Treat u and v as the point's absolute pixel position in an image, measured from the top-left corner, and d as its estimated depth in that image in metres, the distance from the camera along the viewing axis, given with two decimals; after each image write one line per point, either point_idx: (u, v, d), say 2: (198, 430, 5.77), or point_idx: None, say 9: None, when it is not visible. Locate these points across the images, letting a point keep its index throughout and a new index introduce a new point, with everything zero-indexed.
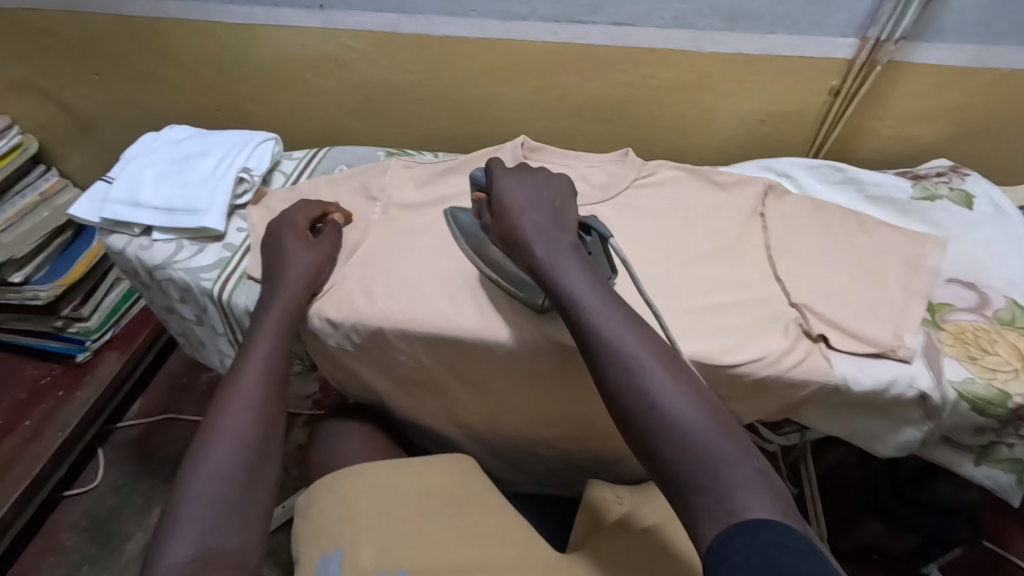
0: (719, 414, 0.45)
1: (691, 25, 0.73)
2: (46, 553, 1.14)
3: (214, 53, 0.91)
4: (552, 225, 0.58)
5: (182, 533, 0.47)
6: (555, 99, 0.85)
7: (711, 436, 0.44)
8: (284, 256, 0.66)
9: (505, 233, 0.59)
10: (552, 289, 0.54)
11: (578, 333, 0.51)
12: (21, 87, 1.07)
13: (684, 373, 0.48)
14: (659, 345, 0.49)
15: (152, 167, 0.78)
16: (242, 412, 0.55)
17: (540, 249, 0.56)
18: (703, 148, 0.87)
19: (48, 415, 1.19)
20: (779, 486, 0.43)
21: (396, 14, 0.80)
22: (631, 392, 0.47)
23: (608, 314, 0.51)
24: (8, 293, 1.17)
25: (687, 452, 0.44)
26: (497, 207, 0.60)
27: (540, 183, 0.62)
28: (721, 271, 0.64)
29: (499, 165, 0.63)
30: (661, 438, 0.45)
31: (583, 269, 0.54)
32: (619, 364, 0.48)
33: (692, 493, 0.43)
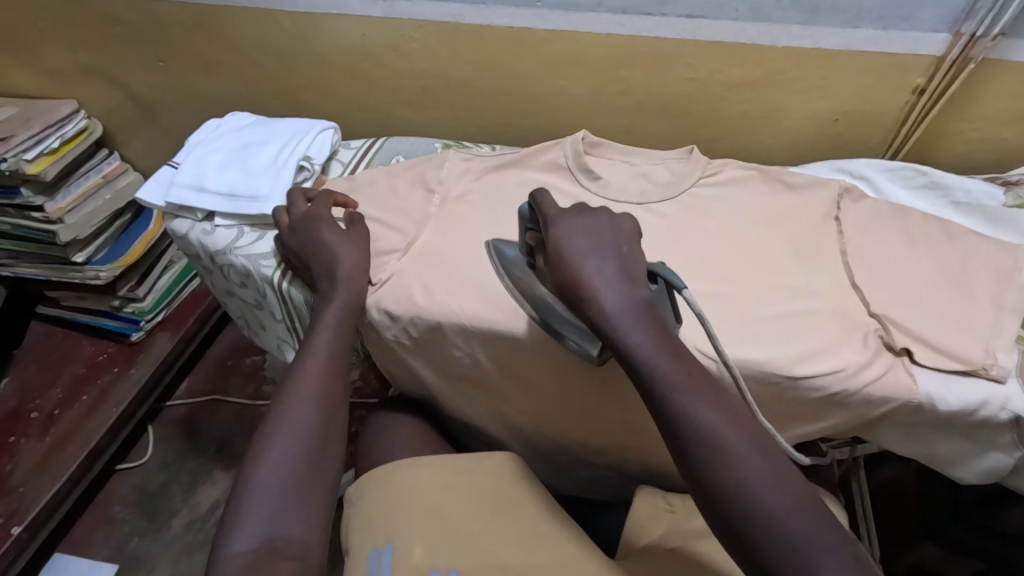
0: (815, 507, 0.42)
1: (767, 17, 0.70)
2: (99, 523, 1.18)
3: (275, 42, 0.92)
4: (619, 278, 0.52)
5: (247, 524, 0.48)
6: (616, 94, 0.83)
7: (814, 538, 0.40)
8: (328, 252, 0.65)
9: (566, 286, 0.53)
10: (624, 355, 0.49)
11: (656, 408, 0.48)
12: (89, 73, 1.10)
13: (774, 457, 0.44)
14: (747, 425, 0.45)
15: (217, 153, 0.79)
16: (306, 403, 0.55)
17: (613, 307, 0.51)
18: (769, 148, 0.84)
19: (104, 391, 1.23)
20: None
21: (459, 4, 0.79)
22: (720, 480, 0.43)
23: (692, 392, 0.46)
24: (70, 272, 1.21)
25: (788, 553, 0.40)
26: (555, 256, 0.54)
27: (600, 227, 0.56)
28: (794, 277, 0.62)
29: (552, 205, 0.58)
30: (758, 535, 0.41)
31: (659, 333, 0.50)
32: (706, 449, 0.44)
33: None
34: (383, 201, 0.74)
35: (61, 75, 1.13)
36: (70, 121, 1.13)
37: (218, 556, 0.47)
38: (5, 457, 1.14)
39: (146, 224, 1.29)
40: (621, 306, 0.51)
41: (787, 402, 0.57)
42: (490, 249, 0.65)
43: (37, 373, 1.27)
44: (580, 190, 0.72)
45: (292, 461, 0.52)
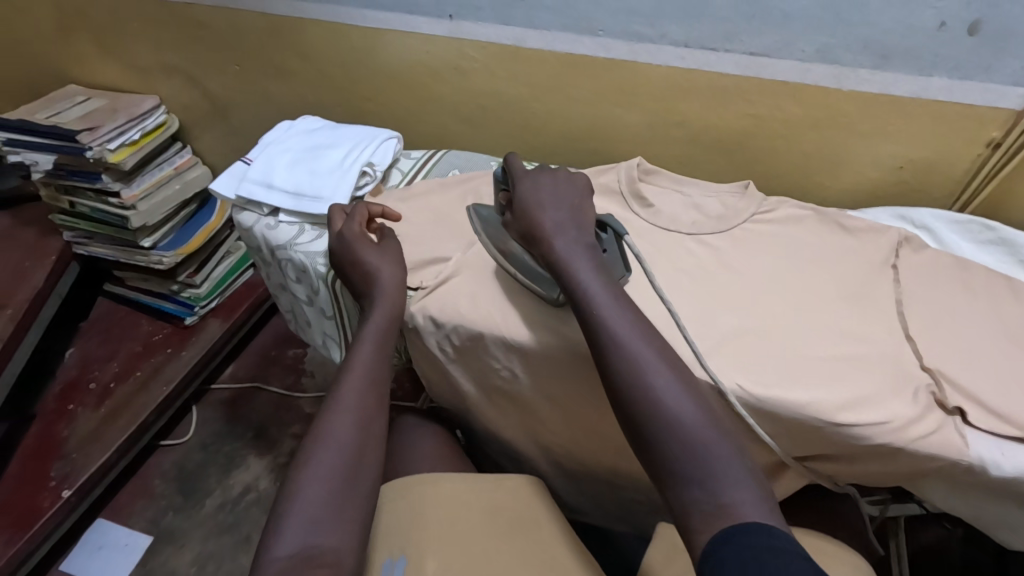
0: (711, 410, 0.49)
1: (835, 60, 0.70)
2: (138, 495, 1.24)
3: (344, 53, 0.97)
4: (569, 223, 0.62)
5: (287, 530, 0.49)
6: (673, 125, 0.83)
7: (701, 430, 0.47)
8: (368, 272, 0.66)
9: (526, 229, 0.63)
10: (565, 283, 0.57)
11: (586, 329, 0.55)
12: (171, 71, 1.18)
13: (683, 371, 0.51)
14: (663, 346, 0.52)
15: (287, 153, 0.84)
16: (348, 416, 0.57)
17: (560, 245, 0.59)
18: (827, 189, 0.82)
19: (156, 369, 1.29)
20: (764, 484, 0.46)
21: (523, 29, 0.81)
22: (634, 389, 0.50)
23: (617, 314, 0.54)
24: (137, 255, 1.28)
25: (684, 451, 0.47)
26: (519, 207, 0.64)
27: (559, 183, 0.65)
28: (845, 322, 0.61)
29: (518, 167, 0.68)
30: (657, 428, 0.48)
31: (598, 271, 0.58)
32: (627, 363, 0.51)
33: (687, 488, 0.46)
34: (437, 213, 0.77)
35: (146, 72, 1.21)
36: (151, 115, 1.21)
37: (260, 562, 0.48)
38: (62, 423, 1.21)
39: (209, 215, 1.35)
40: (569, 246, 0.59)
41: (826, 448, 0.56)
42: (470, 212, 0.72)
43: (98, 347, 1.35)
44: (630, 216, 0.74)
45: (333, 472, 0.52)
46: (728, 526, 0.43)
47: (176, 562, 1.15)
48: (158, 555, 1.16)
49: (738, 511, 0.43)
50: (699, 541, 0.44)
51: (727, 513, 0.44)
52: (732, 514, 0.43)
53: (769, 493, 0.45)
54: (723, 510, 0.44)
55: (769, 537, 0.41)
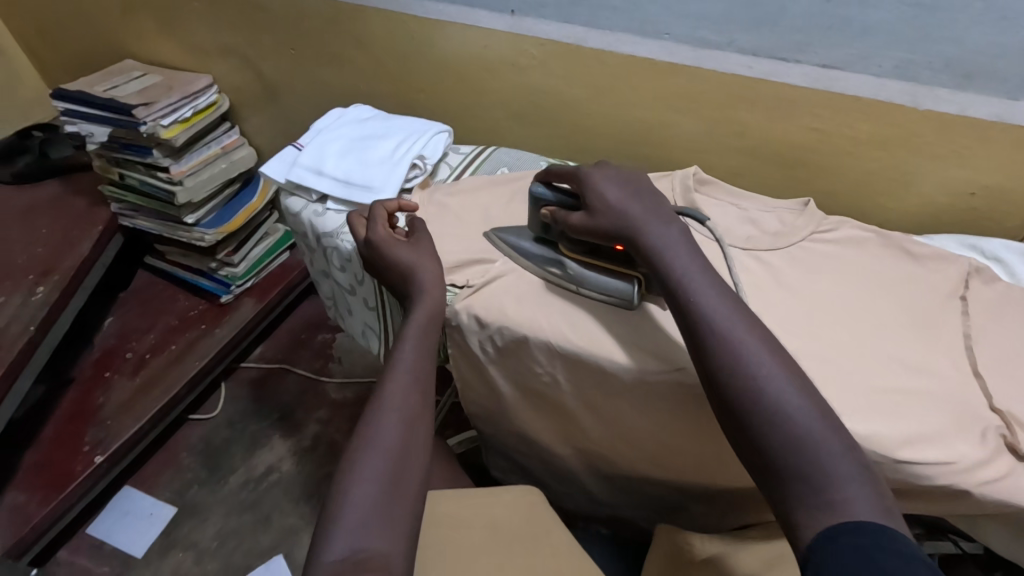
0: (820, 404, 0.46)
1: (913, 78, 0.67)
2: (164, 467, 1.26)
3: (401, 43, 0.97)
4: (655, 213, 0.58)
5: (338, 532, 0.48)
6: (731, 135, 0.81)
7: (811, 424, 0.45)
8: (404, 271, 0.65)
9: (604, 230, 0.59)
10: (660, 273, 0.55)
11: (680, 315, 0.53)
12: (227, 52, 1.19)
13: (788, 364, 0.48)
14: (766, 334, 0.50)
15: (338, 141, 0.84)
16: (393, 416, 0.56)
17: (651, 238, 0.57)
18: (889, 212, 0.79)
19: (191, 344, 1.31)
20: (878, 481, 0.44)
21: (586, 28, 0.80)
22: (736, 379, 0.47)
23: (715, 303, 0.51)
24: (179, 231, 1.30)
25: (792, 445, 0.45)
26: (591, 208, 0.60)
27: (626, 177, 0.62)
28: (908, 353, 0.58)
29: (567, 172, 0.64)
30: (762, 422, 0.46)
31: (691, 257, 0.55)
32: (727, 352, 0.49)
33: (792, 481, 0.44)
34: (485, 210, 0.76)
35: (201, 52, 1.22)
36: (204, 94, 1.22)
37: (310, 564, 0.47)
38: (98, 391, 1.24)
39: (251, 196, 1.36)
40: (661, 238, 0.56)
41: (880, 482, 0.54)
42: (495, 241, 0.71)
43: (136, 318, 1.38)
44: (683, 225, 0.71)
45: (380, 473, 0.52)
46: (839, 522, 0.41)
47: (197, 535, 1.17)
48: (181, 526, 1.18)
49: (851, 509, 0.42)
50: (804, 537, 0.42)
51: (838, 509, 0.42)
52: (844, 510, 0.42)
53: (884, 491, 0.43)
54: (835, 507, 0.42)
55: (889, 541, 0.39)
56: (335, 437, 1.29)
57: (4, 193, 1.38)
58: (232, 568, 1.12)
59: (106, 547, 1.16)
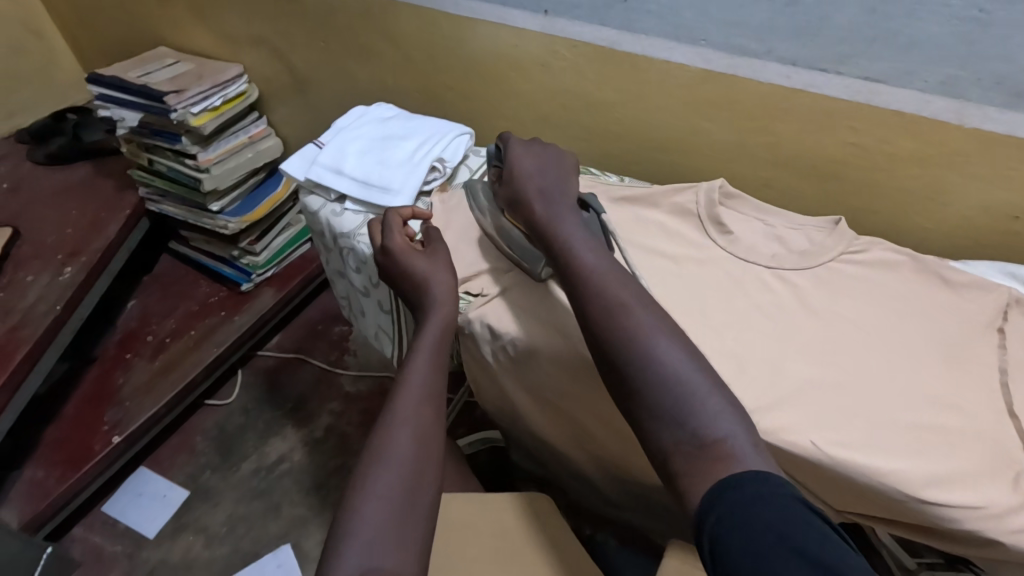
0: (692, 352, 0.50)
1: (959, 94, 0.63)
2: (180, 450, 1.28)
3: (430, 40, 0.96)
4: (555, 189, 0.66)
5: (348, 548, 0.48)
6: (763, 145, 0.78)
7: (681, 368, 0.48)
8: (419, 282, 0.65)
9: (512, 195, 0.67)
10: (550, 235, 0.61)
11: (569, 280, 0.57)
12: (258, 43, 1.20)
13: (665, 319, 0.53)
14: (645, 296, 0.54)
15: (359, 140, 0.83)
16: (405, 429, 0.55)
17: (542, 206, 0.63)
18: (927, 233, 0.75)
19: (210, 331, 1.33)
20: (745, 418, 0.46)
21: (618, 31, 0.78)
22: (613, 336, 0.52)
23: (598, 264, 0.57)
24: (204, 218, 1.31)
25: (668, 391, 0.48)
26: (507, 175, 0.68)
27: (546, 157, 0.70)
28: (938, 388, 0.55)
29: (505, 144, 0.72)
30: (637, 369, 0.49)
31: (582, 229, 0.61)
32: (606, 311, 0.53)
33: (667, 425, 0.47)
34: None
35: (233, 41, 1.23)
36: (233, 83, 1.23)
37: None
38: (119, 372, 1.27)
39: (275, 186, 1.37)
40: (553, 207, 0.63)
41: (903, 521, 0.52)
42: (468, 188, 0.75)
43: (159, 302, 1.40)
44: (707, 241, 0.70)
45: (391, 488, 0.51)
46: (719, 465, 0.43)
47: (207, 520, 1.18)
48: (192, 510, 1.20)
49: (722, 448, 0.44)
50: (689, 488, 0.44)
51: (710, 449, 0.44)
52: (718, 449, 0.44)
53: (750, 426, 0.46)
54: (706, 448, 0.44)
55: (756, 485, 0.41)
56: (346, 429, 1.29)
57: (39, 174, 1.41)
58: (239, 555, 1.14)
59: (120, 526, 1.18)
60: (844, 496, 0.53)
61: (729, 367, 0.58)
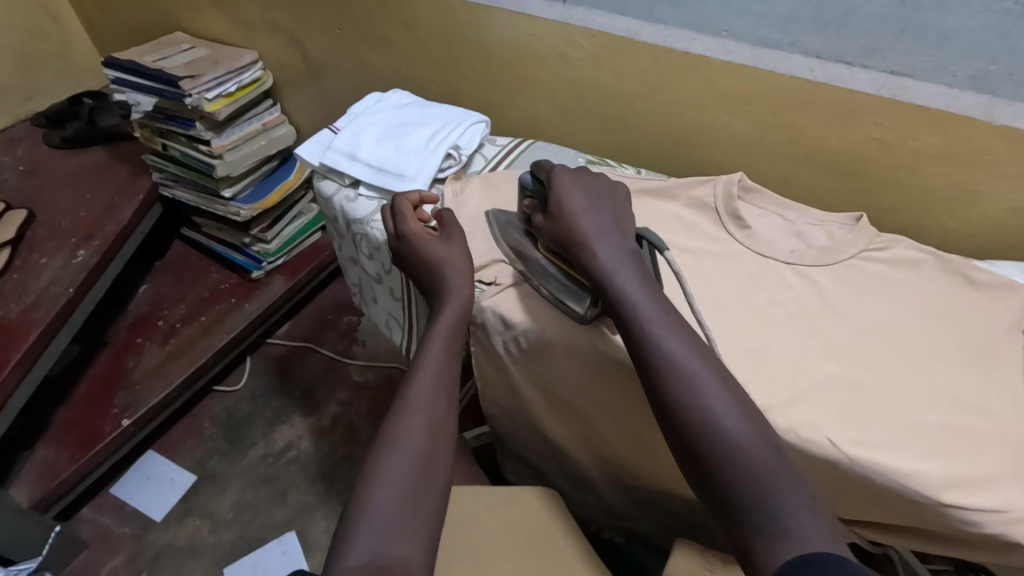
0: (768, 435, 0.47)
1: (990, 90, 0.62)
2: (188, 435, 1.29)
3: (447, 29, 0.95)
4: (611, 232, 0.61)
5: (359, 536, 0.47)
6: (784, 140, 0.77)
7: (762, 456, 0.46)
8: (435, 269, 0.65)
9: (561, 235, 0.61)
10: (609, 289, 0.57)
11: (635, 345, 0.54)
12: (274, 29, 1.19)
13: (739, 394, 0.50)
14: (720, 369, 0.51)
15: (374, 126, 0.82)
16: (419, 417, 0.55)
17: (602, 254, 0.59)
18: (950, 233, 0.74)
19: (220, 317, 1.33)
20: (828, 512, 0.44)
21: (639, 21, 0.77)
22: (690, 415, 0.48)
23: (665, 329, 0.53)
24: (216, 204, 1.31)
25: (745, 476, 0.45)
26: (554, 210, 0.62)
27: (597, 192, 0.65)
28: (961, 389, 0.54)
29: (552, 171, 0.66)
30: (715, 454, 0.47)
31: (644, 285, 0.57)
32: (681, 386, 0.50)
33: (747, 512, 0.44)
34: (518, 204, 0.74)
35: (249, 27, 1.23)
36: (249, 70, 1.22)
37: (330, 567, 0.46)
38: (130, 355, 1.27)
39: (288, 173, 1.37)
40: (612, 255, 0.59)
41: (919, 524, 0.51)
42: (489, 217, 0.71)
43: (170, 287, 1.41)
44: (725, 236, 0.68)
45: (404, 476, 0.51)
46: (796, 555, 0.41)
47: (214, 504, 1.19)
48: (200, 494, 1.20)
49: (801, 536, 0.42)
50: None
51: (791, 538, 0.42)
52: (799, 538, 0.42)
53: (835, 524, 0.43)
54: (787, 534, 0.42)
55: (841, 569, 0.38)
56: (353, 419, 1.30)
57: (55, 157, 1.42)
58: (245, 541, 1.14)
59: (128, 508, 1.19)
60: (859, 497, 0.52)
61: (745, 364, 0.57)
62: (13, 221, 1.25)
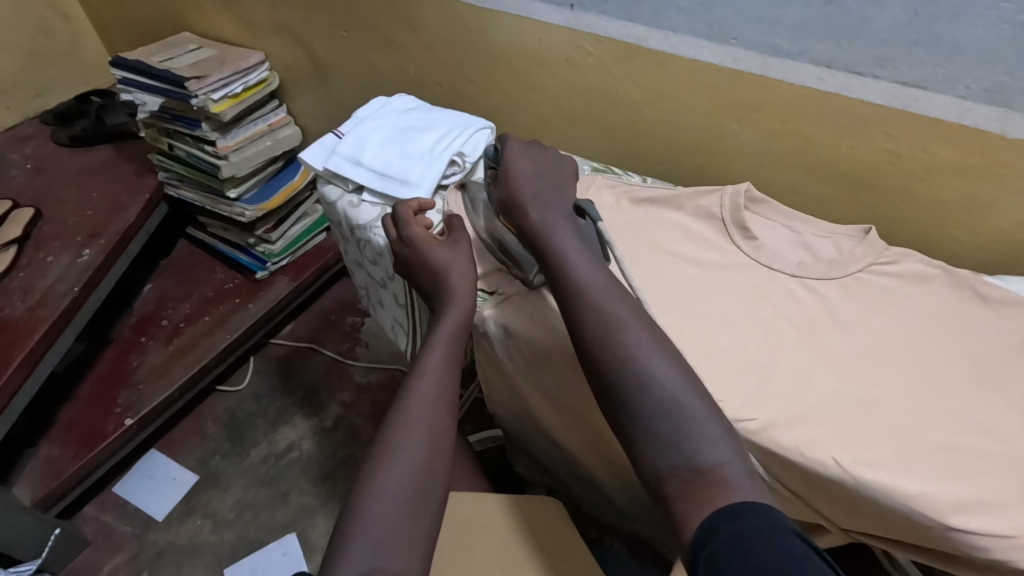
0: (688, 378, 0.50)
1: (1004, 102, 0.61)
2: (191, 434, 1.29)
3: (454, 32, 0.94)
4: (550, 196, 0.64)
5: (354, 550, 0.47)
6: (793, 150, 0.76)
7: (680, 397, 0.48)
8: (438, 274, 0.64)
9: (504, 199, 0.65)
10: (541, 245, 0.59)
11: (562, 297, 0.56)
12: (281, 30, 1.19)
13: (662, 341, 0.52)
14: (639, 313, 0.54)
15: (379, 131, 0.82)
16: (418, 430, 0.54)
17: (536, 213, 0.61)
18: (962, 246, 0.72)
19: (225, 316, 1.33)
20: (740, 449, 0.46)
21: (647, 27, 0.76)
22: (612, 361, 0.51)
23: (592, 280, 0.56)
24: (221, 204, 1.31)
25: (664, 415, 0.48)
26: (502, 178, 0.66)
27: (544, 162, 0.68)
28: (971, 408, 0.53)
29: (505, 143, 0.70)
30: (636, 397, 0.49)
31: (575, 243, 0.59)
32: (602, 333, 0.52)
33: (665, 451, 0.47)
34: None
35: (256, 28, 1.23)
36: (255, 70, 1.22)
37: None
38: (134, 354, 1.28)
39: (293, 174, 1.36)
40: (547, 214, 0.61)
41: (926, 544, 0.50)
42: (461, 193, 0.76)
43: (175, 286, 1.41)
44: (731, 247, 0.68)
45: (402, 490, 0.50)
46: (718, 505, 0.43)
47: (216, 504, 1.19)
48: (202, 493, 1.21)
49: (716, 476, 0.44)
50: (688, 519, 0.43)
51: (705, 478, 0.44)
52: (714, 478, 0.44)
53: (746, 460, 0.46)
54: (701, 474, 0.45)
55: (754, 518, 0.40)
56: (355, 421, 1.29)
57: (62, 155, 1.42)
58: (246, 541, 1.14)
59: (130, 507, 1.19)
60: (864, 516, 0.51)
61: (749, 379, 0.56)
62: (20, 219, 1.25)
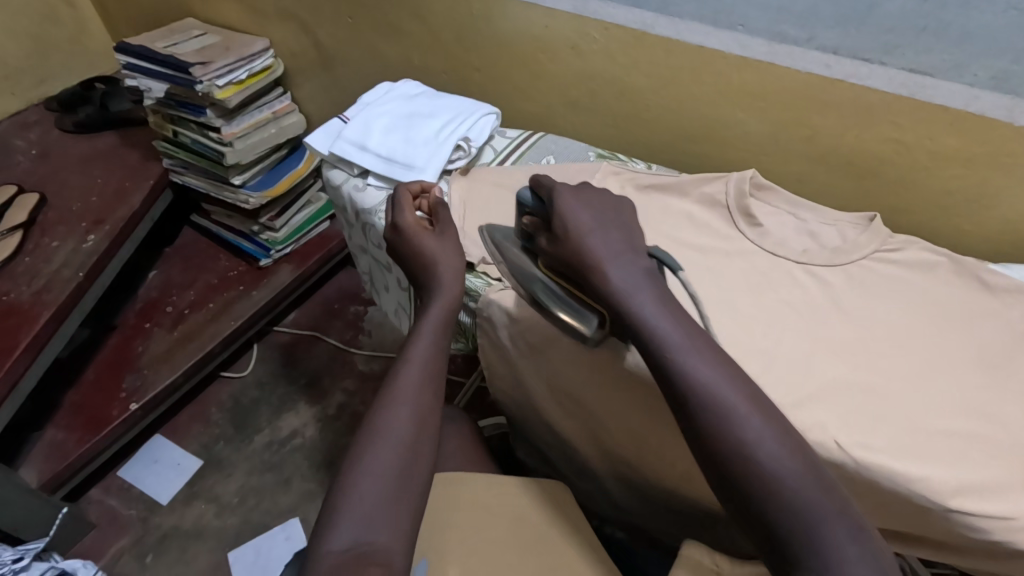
0: (810, 464, 0.44)
1: (1011, 90, 0.60)
2: (195, 420, 1.30)
3: (460, 19, 0.94)
4: (621, 252, 0.55)
5: (340, 525, 0.47)
6: (799, 138, 0.76)
7: (809, 490, 0.42)
8: (427, 264, 0.65)
9: (570, 260, 0.56)
10: (629, 318, 0.51)
11: (660, 375, 0.49)
12: (287, 17, 1.19)
13: (781, 423, 0.46)
14: (750, 387, 0.47)
15: (385, 116, 0.82)
16: (404, 412, 0.54)
17: (615, 278, 0.53)
18: (967, 236, 0.72)
19: (229, 304, 1.34)
20: (885, 555, 0.41)
21: (654, 14, 0.76)
22: (727, 450, 0.44)
23: (695, 356, 0.48)
24: (226, 191, 1.31)
25: (788, 513, 0.42)
26: (558, 231, 0.57)
27: (599, 204, 0.59)
28: (971, 395, 0.53)
29: (553, 183, 0.60)
30: (757, 491, 0.43)
31: (665, 309, 0.51)
32: (717, 418, 0.45)
33: (797, 557, 0.41)
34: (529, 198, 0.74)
35: (261, 14, 1.22)
36: (259, 57, 1.22)
37: (312, 553, 0.47)
38: (139, 340, 1.29)
39: (297, 162, 1.36)
40: (626, 279, 0.53)
41: (923, 529, 0.50)
42: (483, 235, 0.68)
43: (180, 273, 1.42)
44: (736, 234, 0.68)
45: (387, 469, 0.50)
46: None
47: (219, 489, 1.20)
48: (204, 479, 1.21)
49: None
50: None
51: None
52: None
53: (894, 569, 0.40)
54: None
55: None
56: (358, 408, 1.30)
57: (67, 141, 1.42)
58: (250, 525, 1.15)
59: (134, 491, 1.20)
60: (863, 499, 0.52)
61: (753, 363, 0.56)
62: (26, 204, 1.26)
